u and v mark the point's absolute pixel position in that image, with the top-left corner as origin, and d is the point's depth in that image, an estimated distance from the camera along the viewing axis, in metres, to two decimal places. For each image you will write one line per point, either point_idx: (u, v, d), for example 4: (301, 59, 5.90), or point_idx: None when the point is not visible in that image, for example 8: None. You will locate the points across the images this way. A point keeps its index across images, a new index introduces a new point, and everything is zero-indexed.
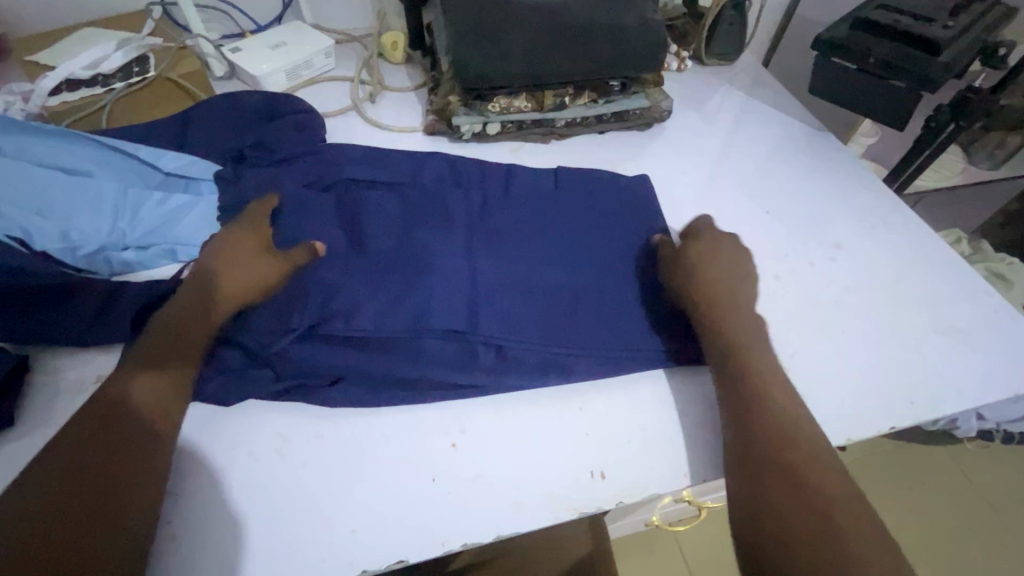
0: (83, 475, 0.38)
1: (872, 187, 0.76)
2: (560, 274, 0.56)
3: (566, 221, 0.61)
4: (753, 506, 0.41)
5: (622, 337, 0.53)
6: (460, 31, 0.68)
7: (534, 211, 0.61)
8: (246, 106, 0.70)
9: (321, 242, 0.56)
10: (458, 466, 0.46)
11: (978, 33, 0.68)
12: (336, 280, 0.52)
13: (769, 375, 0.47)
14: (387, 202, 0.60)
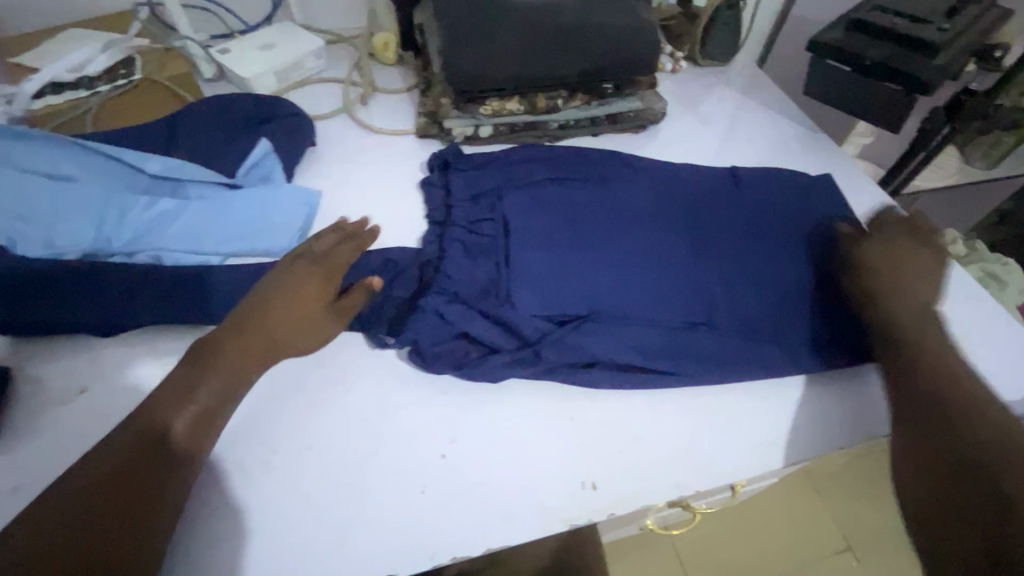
0: (120, 473, 0.39)
1: (868, 190, 0.76)
2: (721, 279, 0.55)
3: (736, 227, 0.60)
4: (917, 489, 0.43)
5: (787, 330, 0.54)
6: (451, 33, 0.67)
7: (720, 203, 0.62)
8: (236, 109, 0.70)
9: (509, 228, 0.57)
10: (448, 477, 0.46)
11: (974, 36, 0.67)
12: (526, 267, 0.53)
13: (953, 377, 0.46)
14: (563, 197, 0.60)
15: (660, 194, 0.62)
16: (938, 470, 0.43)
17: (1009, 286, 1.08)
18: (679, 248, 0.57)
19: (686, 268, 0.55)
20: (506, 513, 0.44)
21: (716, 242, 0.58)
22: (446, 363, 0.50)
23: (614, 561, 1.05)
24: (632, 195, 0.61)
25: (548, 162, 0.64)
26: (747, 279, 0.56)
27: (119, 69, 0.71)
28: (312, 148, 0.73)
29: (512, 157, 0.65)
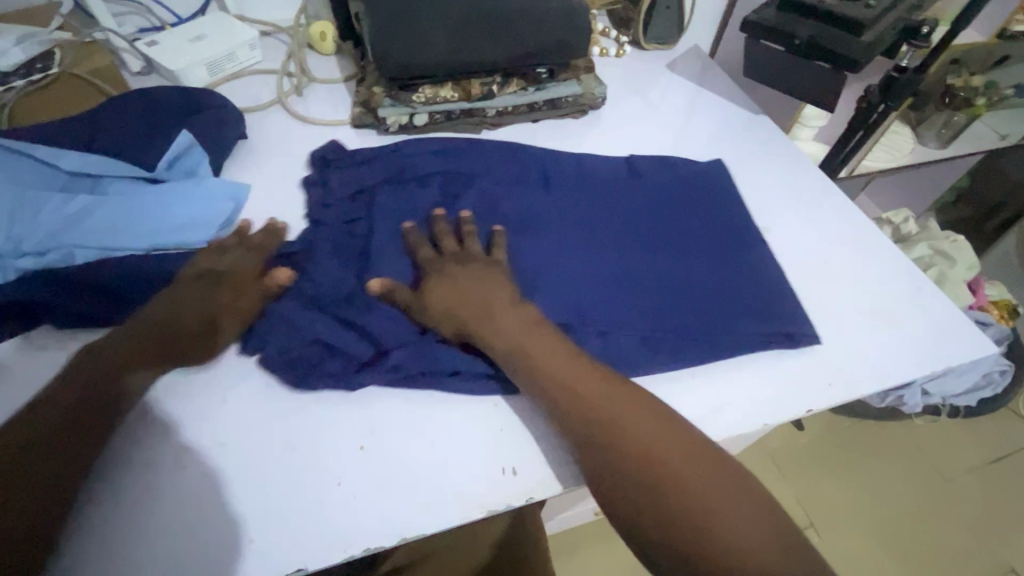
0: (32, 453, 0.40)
1: (804, 170, 0.76)
2: (613, 275, 0.58)
3: (617, 231, 0.62)
4: (626, 496, 0.41)
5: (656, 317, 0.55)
6: (378, 19, 0.66)
7: (597, 201, 0.65)
8: (160, 101, 0.68)
9: (393, 228, 0.58)
10: (365, 468, 0.45)
11: (901, 13, 0.68)
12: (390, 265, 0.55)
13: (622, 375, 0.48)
14: (442, 200, 0.62)
15: (535, 195, 0.65)
16: (640, 492, 0.41)
17: (957, 262, 1.10)
18: (571, 246, 0.60)
19: (581, 267, 0.58)
20: (422, 502, 0.44)
21: (603, 240, 0.61)
22: (348, 369, 0.48)
23: (578, 549, 1.05)
24: (519, 195, 0.64)
25: (437, 158, 0.66)
26: (640, 275, 0.58)
27: (36, 63, 0.67)
28: (243, 141, 0.71)
29: (399, 150, 0.66)
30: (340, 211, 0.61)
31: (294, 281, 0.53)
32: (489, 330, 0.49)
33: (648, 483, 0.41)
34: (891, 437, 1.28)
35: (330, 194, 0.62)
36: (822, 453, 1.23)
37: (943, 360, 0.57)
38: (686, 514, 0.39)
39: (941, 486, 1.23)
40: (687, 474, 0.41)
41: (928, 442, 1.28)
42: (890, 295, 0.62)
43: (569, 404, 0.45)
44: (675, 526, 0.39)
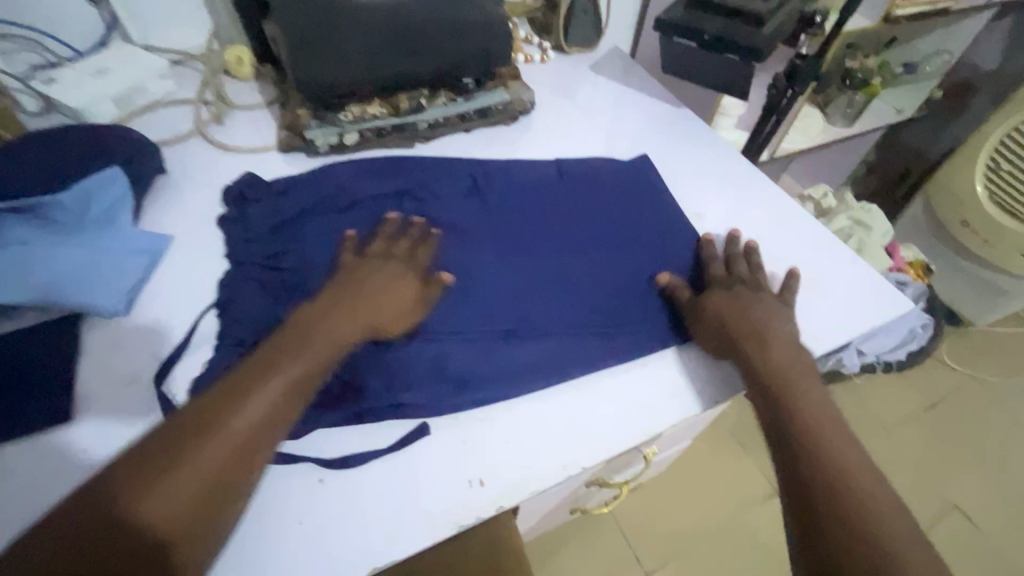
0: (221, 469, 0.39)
1: (727, 157, 0.81)
2: (542, 276, 0.59)
3: (544, 232, 0.64)
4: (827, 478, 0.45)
5: (586, 312, 0.57)
6: (294, 40, 0.64)
7: (525, 204, 0.67)
8: (65, 144, 0.64)
9: (323, 258, 0.59)
10: (326, 501, 0.43)
11: (795, 5, 0.73)
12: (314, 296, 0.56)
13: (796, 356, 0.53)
14: (366, 220, 0.63)
15: (460, 207, 0.65)
16: (833, 467, 0.45)
17: (873, 230, 1.18)
18: (492, 257, 0.60)
19: (505, 276, 0.58)
20: (388, 528, 0.43)
21: (526, 245, 0.62)
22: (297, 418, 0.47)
23: (560, 549, 1.06)
24: (437, 214, 0.64)
25: (361, 180, 0.67)
26: (563, 271, 0.60)
27: None
28: (161, 176, 0.67)
29: (317, 180, 0.66)
30: (264, 244, 0.60)
31: (227, 328, 0.53)
32: (757, 365, 0.52)
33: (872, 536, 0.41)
34: (835, 399, 1.36)
35: (252, 230, 0.61)
36: None
37: (869, 321, 0.62)
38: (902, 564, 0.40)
39: (884, 439, 1.32)
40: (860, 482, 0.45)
41: (869, 401, 1.37)
42: (817, 267, 0.66)
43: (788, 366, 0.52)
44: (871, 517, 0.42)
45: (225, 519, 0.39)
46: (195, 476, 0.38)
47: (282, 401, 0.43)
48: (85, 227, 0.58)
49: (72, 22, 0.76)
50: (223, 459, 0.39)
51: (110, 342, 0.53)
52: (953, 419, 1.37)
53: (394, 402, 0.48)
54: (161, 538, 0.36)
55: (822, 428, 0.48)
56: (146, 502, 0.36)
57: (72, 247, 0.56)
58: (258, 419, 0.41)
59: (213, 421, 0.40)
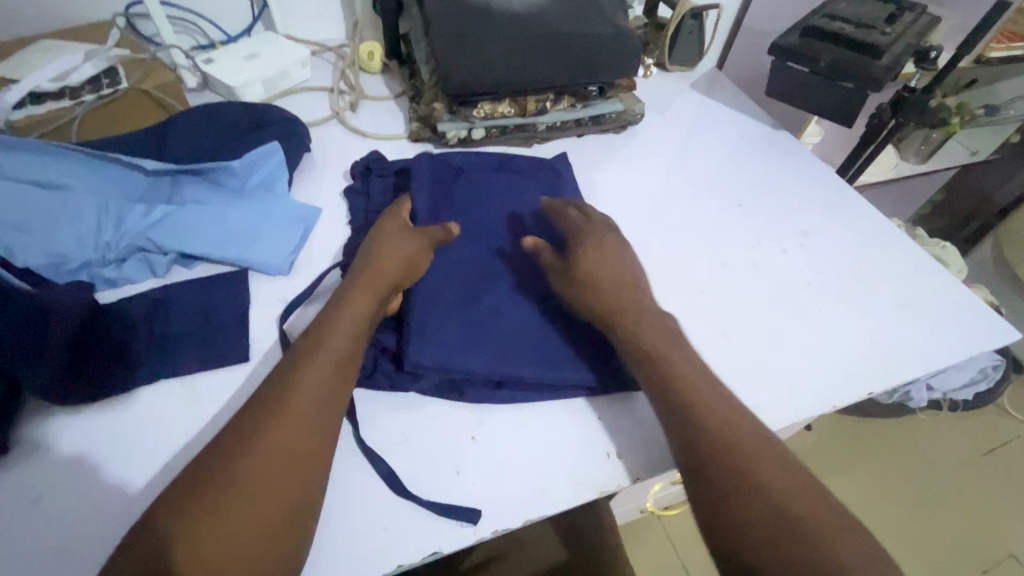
0: (284, 450, 0.40)
1: (827, 178, 0.82)
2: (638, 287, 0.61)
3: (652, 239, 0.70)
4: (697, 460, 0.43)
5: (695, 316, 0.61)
6: (445, 40, 0.70)
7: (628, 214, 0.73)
8: (229, 117, 0.70)
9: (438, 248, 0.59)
10: (480, 457, 0.47)
11: (911, 40, 0.76)
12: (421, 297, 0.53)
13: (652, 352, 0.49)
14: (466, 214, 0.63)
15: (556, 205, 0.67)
16: (720, 464, 0.42)
17: (949, 267, 1.18)
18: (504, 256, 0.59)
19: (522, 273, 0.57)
20: (538, 487, 0.46)
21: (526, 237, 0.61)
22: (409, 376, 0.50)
23: None
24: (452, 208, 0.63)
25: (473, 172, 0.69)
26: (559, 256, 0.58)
27: (102, 79, 0.69)
28: (306, 153, 0.73)
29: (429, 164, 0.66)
30: None
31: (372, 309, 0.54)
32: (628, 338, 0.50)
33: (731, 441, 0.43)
34: (892, 434, 1.33)
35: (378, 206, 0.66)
36: (831, 447, 1.28)
37: (980, 345, 0.62)
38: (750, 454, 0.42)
39: (942, 479, 1.28)
40: (783, 488, 0.41)
41: (927, 438, 1.33)
42: (923, 288, 0.67)
43: (658, 369, 0.48)
44: (774, 511, 0.39)
45: (298, 547, 0.38)
46: (237, 513, 0.37)
47: (298, 426, 0.42)
48: (248, 193, 0.64)
49: (229, 10, 0.84)
50: (258, 491, 0.38)
51: (275, 296, 0.58)
52: (1016, 465, 1.34)
53: (537, 390, 0.50)
54: (252, 515, 0.37)
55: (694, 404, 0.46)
56: (210, 514, 0.37)
57: (239, 209, 0.62)
58: (300, 416, 0.42)
59: (235, 461, 0.39)
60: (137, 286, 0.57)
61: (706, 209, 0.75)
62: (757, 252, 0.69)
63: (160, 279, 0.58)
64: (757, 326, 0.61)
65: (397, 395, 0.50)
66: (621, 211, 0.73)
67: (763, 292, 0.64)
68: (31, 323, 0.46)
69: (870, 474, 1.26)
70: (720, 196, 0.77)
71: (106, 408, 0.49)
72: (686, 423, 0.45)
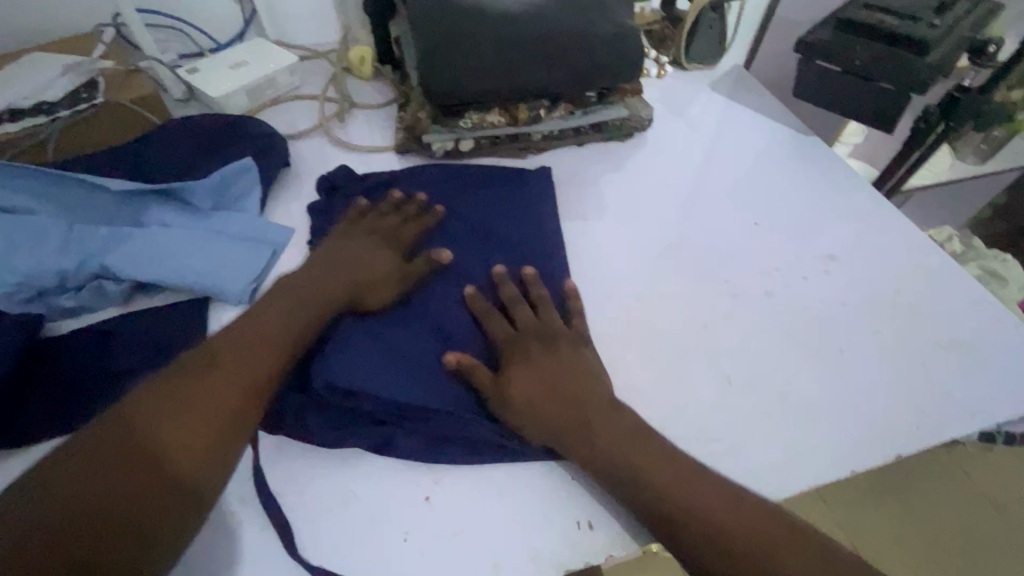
0: (203, 425, 0.40)
1: (860, 191, 0.73)
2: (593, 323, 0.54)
3: (655, 263, 0.63)
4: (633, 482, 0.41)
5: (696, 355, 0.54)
6: (428, 44, 0.64)
7: (631, 235, 0.66)
8: (206, 131, 0.67)
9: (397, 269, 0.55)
10: (431, 522, 0.43)
11: (965, 33, 0.66)
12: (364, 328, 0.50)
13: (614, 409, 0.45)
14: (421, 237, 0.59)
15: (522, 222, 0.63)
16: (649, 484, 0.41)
17: (1010, 285, 1.04)
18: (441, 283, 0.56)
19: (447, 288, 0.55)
20: (494, 560, 0.41)
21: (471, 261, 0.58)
22: (334, 427, 0.46)
23: None
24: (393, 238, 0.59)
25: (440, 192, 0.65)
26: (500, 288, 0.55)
27: (80, 93, 0.67)
28: (285, 169, 0.69)
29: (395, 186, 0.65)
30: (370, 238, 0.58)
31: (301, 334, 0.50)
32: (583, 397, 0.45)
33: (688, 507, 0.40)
34: (942, 467, 1.17)
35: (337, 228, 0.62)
36: (870, 477, 1.16)
37: None
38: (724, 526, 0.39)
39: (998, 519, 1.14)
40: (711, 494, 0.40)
41: (984, 473, 1.17)
42: (969, 327, 0.58)
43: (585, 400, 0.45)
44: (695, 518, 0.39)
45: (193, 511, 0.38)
46: (193, 431, 0.40)
47: (271, 359, 0.45)
48: (216, 215, 0.60)
49: (218, 16, 0.81)
50: (217, 415, 0.41)
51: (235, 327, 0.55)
52: None
53: (498, 454, 0.45)
54: (154, 484, 0.37)
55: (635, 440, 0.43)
56: (118, 471, 0.37)
57: (205, 233, 0.58)
58: (228, 389, 0.42)
59: (200, 387, 0.42)
60: (94, 315, 0.54)
61: (718, 227, 0.67)
62: (772, 279, 0.61)
63: (120, 307, 0.55)
64: (765, 367, 0.54)
65: (345, 452, 0.45)
66: (619, 231, 0.66)
67: (774, 327, 0.57)
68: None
69: (914, 513, 1.12)
70: (734, 213, 0.69)
71: (45, 451, 0.46)
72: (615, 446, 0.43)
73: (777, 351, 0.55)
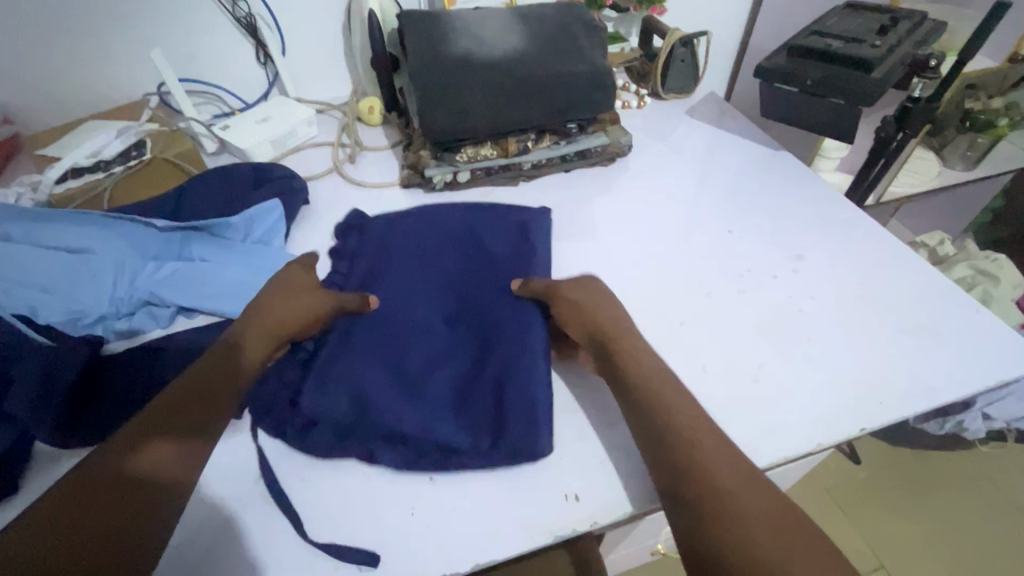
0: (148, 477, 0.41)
1: (828, 198, 0.79)
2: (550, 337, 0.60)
3: (636, 271, 0.69)
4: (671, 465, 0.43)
5: (674, 349, 0.60)
6: (426, 91, 0.73)
7: (614, 247, 0.72)
8: (235, 176, 0.77)
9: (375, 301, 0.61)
10: (435, 499, 0.48)
11: (907, 50, 0.73)
12: (354, 356, 0.56)
13: (654, 385, 0.49)
14: (422, 272, 0.66)
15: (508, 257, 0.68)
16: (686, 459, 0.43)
17: (1002, 281, 1.07)
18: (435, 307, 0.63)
19: (429, 317, 0.61)
20: (491, 530, 0.47)
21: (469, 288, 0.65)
22: (327, 439, 0.51)
23: None
24: (400, 270, 0.66)
25: (455, 228, 0.72)
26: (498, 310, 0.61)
27: (131, 152, 0.78)
28: (305, 206, 0.79)
29: (415, 221, 0.72)
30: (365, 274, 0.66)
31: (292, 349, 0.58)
32: (629, 367, 0.51)
33: (731, 503, 0.39)
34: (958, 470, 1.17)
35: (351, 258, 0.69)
36: (887, 482, 1.16)
37: (997, 374, 0.56)
38: (744, 528, 0.38)
39: None
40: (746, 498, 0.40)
41: (1002, 474, 1.16)
42: (932, 314, 0.62)
43: (632, 377, 0.50)
44: (734, 520, 0.38)
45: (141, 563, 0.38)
46: (161, 449, 0.43)
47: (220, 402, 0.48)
48: (246, 246, 0.69)
49: (245, 79, 0.93)
50: (191, 422, 0.45)
51: None
52: None
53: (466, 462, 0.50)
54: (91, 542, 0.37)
55: (673, 418, 0.46)
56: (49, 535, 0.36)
57: (236, 262, 0.67)
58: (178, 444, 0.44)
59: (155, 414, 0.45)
60: (144, 336, 0.62)
61: (695, 237, 0.73)
62: (745, 280, 0.67)
63: (165, 328, 0.63)
64: (738, 356, 0.59)
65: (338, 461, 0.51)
66: (604, 245, 0.73)
67: (747, 322, 0.62)
68: (38, 382, 0.52)
69: (935, 516, 1.11)
70: (710, 223, 0.75)
71: None
72: (664, 425, 0.46)
73: (749, 342, 0.60)
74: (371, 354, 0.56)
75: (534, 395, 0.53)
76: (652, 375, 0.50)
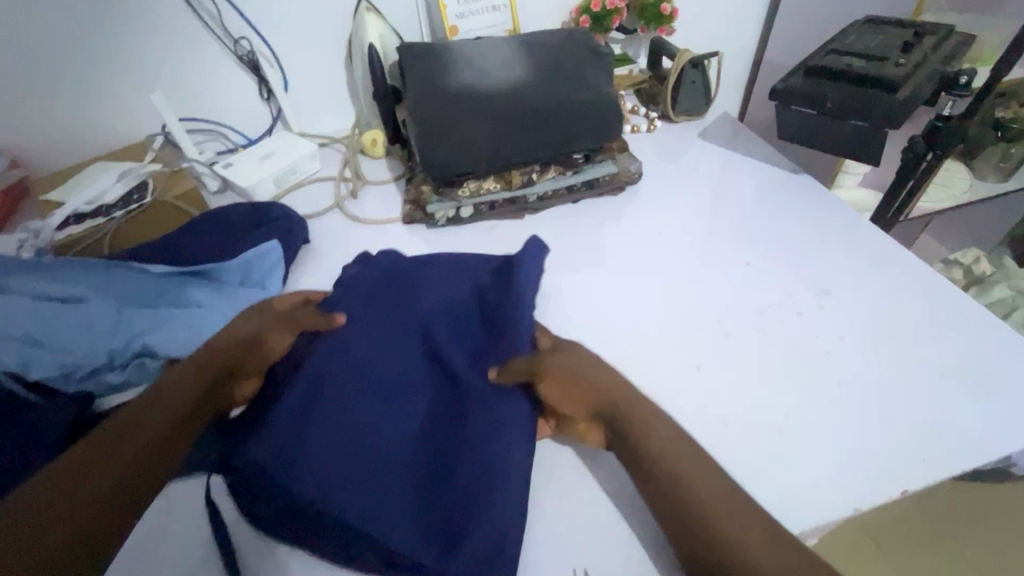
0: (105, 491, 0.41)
1: (854, 225, 0.74)
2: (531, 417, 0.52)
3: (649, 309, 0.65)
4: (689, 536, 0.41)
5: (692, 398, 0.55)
6: (426, 127, 0.71)
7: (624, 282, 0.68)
8: (236, 217, 0.76)
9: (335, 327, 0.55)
10: None
11: (934, 66, 0.68)
12: (320, 427, 0.48)
13: (668, 467, 0.44)
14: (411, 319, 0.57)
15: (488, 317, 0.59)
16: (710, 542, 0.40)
17: None
18: (422, 380, 0.54)
19: (413, 385, 0.54)
20: None
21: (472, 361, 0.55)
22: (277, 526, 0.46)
23: None
24: (404, 321, 0.57)
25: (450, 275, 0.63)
26: (498, 391, 0.53)
27: (132, 195, 0.77)
28: (305, 245, 0.77)
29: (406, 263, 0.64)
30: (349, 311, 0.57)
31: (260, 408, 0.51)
32: (635, 445, 0.47)
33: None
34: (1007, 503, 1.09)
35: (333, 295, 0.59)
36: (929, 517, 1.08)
37: None
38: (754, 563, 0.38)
39: None
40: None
41: None
42: (976, 354, 0.57)
43: (640, 457, 0.46)
44: None
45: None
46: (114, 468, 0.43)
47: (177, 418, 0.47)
48: (242, 291, 0.67)
49: (248, 116, 0.92)
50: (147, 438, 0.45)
51: None
52: None
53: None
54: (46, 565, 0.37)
55: (687, 495, 0.42)
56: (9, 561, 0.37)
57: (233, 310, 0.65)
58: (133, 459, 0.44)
59: (135, 420, 0.46)
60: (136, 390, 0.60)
61: (710, 270, 0.69)
62: (766, 318, 0.62)
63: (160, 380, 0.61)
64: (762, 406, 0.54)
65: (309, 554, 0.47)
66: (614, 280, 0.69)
67: (770, 366, 0.57)
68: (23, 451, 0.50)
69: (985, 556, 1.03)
70: (727, 255, 0.71)
71: None
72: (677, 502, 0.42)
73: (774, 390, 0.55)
74: (339, 427, 0.48)
75: (498, 515, 0.45)
76: (670, 454, 0.45)
